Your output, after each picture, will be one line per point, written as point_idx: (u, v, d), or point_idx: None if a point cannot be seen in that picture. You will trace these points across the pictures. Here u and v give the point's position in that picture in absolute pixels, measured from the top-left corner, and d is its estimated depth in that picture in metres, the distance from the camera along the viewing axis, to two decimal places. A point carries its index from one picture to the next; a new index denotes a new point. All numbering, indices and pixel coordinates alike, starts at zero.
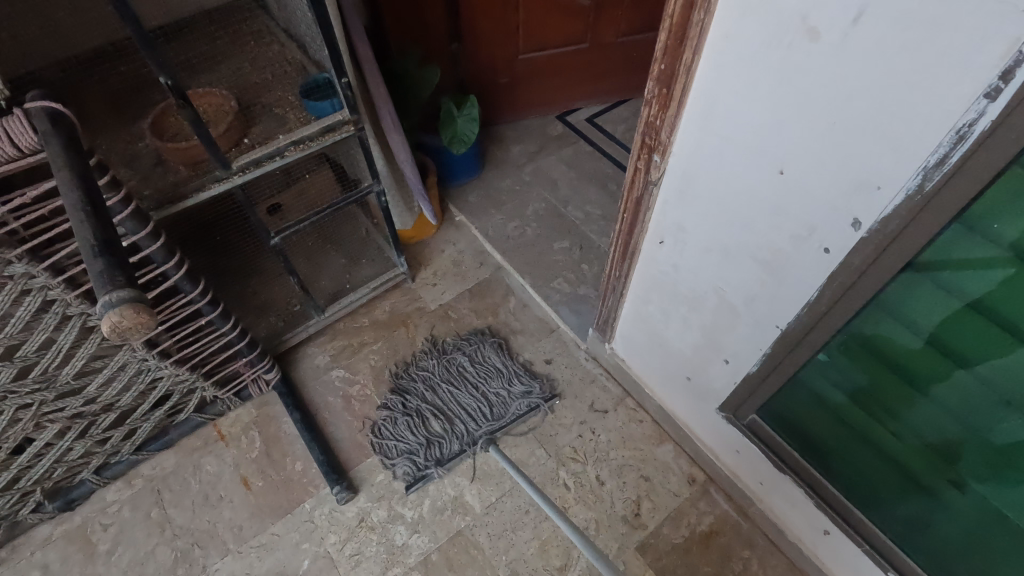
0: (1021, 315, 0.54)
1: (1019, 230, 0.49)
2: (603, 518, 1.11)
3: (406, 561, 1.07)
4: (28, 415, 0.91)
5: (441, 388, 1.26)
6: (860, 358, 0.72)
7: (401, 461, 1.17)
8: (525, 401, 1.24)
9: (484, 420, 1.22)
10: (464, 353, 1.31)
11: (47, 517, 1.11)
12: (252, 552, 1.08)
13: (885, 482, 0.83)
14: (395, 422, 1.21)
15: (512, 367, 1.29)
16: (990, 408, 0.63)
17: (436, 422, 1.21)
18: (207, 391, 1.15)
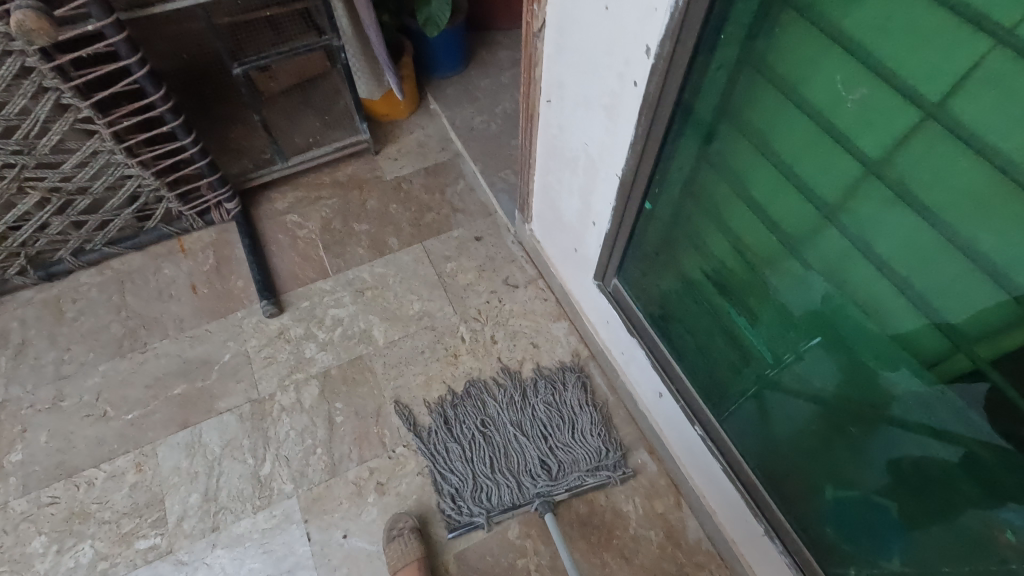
0: (787, 146, 0.65)
1: (780, 59, 0.61)
2: (487, 368, 1.24)
3: (308, 371, 1.23)
4: (12, 176, 1.11)
5: (503, 418, 1.17)
6: (692, 212, 0.84)
7: (446, 501, 1.09)
8: (598, 447, 1.13)
9: (547, 480, 1.10)
10: (548, 384, 1.21)
11: (32, 283, 1.32)
12: (186, 339, 1.27)
13: (707, 349, 0.93)
14: (467, 437, 1.15)
15: (572, 404, 1.18)
16: (775, 250, 0.73)
17: (489, 450, 1.13)
18: (172, 204, 1.32)
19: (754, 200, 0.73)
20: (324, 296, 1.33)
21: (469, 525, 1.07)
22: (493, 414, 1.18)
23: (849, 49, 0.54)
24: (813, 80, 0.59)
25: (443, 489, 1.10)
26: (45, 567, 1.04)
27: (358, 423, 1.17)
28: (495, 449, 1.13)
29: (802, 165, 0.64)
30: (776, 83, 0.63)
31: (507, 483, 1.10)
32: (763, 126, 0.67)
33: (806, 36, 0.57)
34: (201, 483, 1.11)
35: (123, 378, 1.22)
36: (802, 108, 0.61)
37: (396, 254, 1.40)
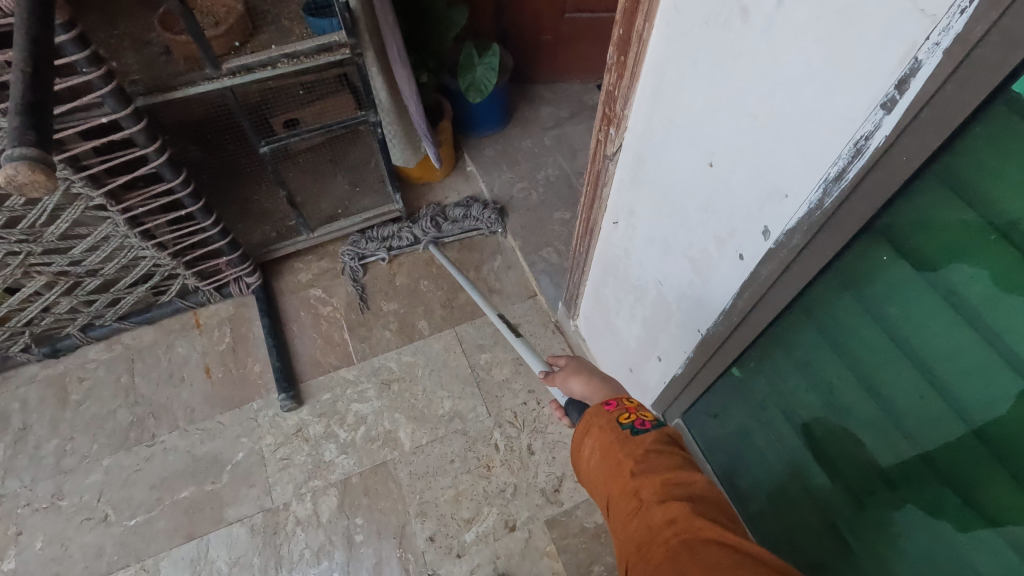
0: (925, 338, 0.49)
1: (924, 237, 0.45)
2: (522, 484, 1.12)
3: (327, 476, 1.13)
4: (15, 261, 1.01)
5: (427, 210, 1.45)
6: (785, 367, 0.68)
7: (351, 249, 1.38)
8: (479, 207, 1.45)
9: (439, 230, 1.43)
10: (458, 206, 1.47)
11: (36, 360, 1.23)
12: (197, 433, 1.17)
13: (798, 518, 0.76)
14: (386, 228, 1.42)
15: (471, 200, 1.47)
16: (896, 448, 0.56)
17: (405, 223, 1.43)
18: (188, 280, 1.22)
19: (873, 383, 0.56)
20: (347, 387, 1.23)
21: (374, 259, 1.39)
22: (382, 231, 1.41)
23: (1022, 244, 0.39)
24: (967, 271, 0.43)
25: (367, 237, 1.40)
26: None
27: (379, 544, 1.06)
28: (387, 227, 1.42)
29: (945, 368, 0.48)
30: (917, 264, 0.47)
31: (409, 235, 1.41)
32: (892, 307, 0.51)
33: (962, 225, 0.42)
34: None
35: (127, 477, 1.13)
36: (952, 301, 0.45)
37: (426, 340, 1.29)
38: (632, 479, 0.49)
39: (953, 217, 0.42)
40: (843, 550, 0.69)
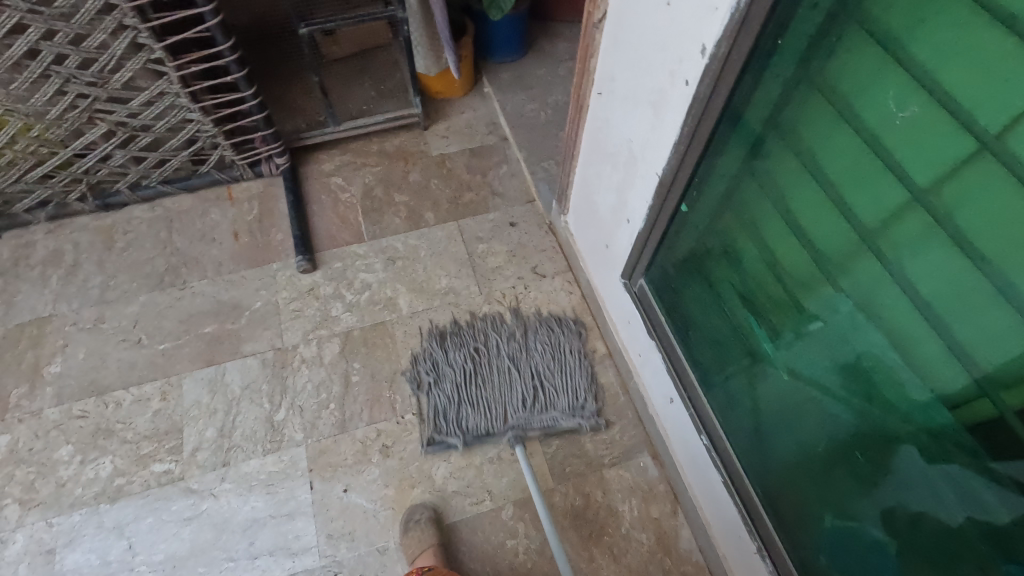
0: (834, 164, 0.63)
1: (838, 71, 0.59)
2: (504, 351, 1.26)
3: (332, 328, 1.27)
4: (83, 105, 1.17)
5: (505, 352, 1.24)
6: (728, 222, 0.82)
7: (430, 419, 1.16)
8: (575, 359, 1.23)
9: (520, 398, 1.17)
10: (532, 327, 1.28)
11: (89, 211, 1.40)
12: (223, 282, 1.33)
13: (727, 361, 0.92)
14: (460, 361, 1.22)
15: (566, 349, 1.24)
16: (807, 271, 0.71)
17: (468, 372, 1.21)
18: (226, 151, 1.37)
19: (794, 216, 0.71)
20: (356, 259, 1.37)
21: (440, 446, 1.14)
22: (438, 360, 1.22)
23: (918, 74, 0.52)
24: (868, 97, 0.57)
25: (440, 409, 1.17)
26: (68, 472, 1.11)
27: (371, 385, 1.21)
28: (447, 386, 1.19)
29: (847, 188, 0.62)
30: (834, 99, 0.61)
31: (480, 414, 1.16)
32: (813, 145, 0.65)
33: (867, 56, 0.56)
34: (219, 418, 1.17)
35: (160, 311, 1.29)
36: (855, 127, 0.59)
37: (431, 229, 1.42)
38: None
39: (864, 49, 0.56)
40: (761, 376, 0.85)
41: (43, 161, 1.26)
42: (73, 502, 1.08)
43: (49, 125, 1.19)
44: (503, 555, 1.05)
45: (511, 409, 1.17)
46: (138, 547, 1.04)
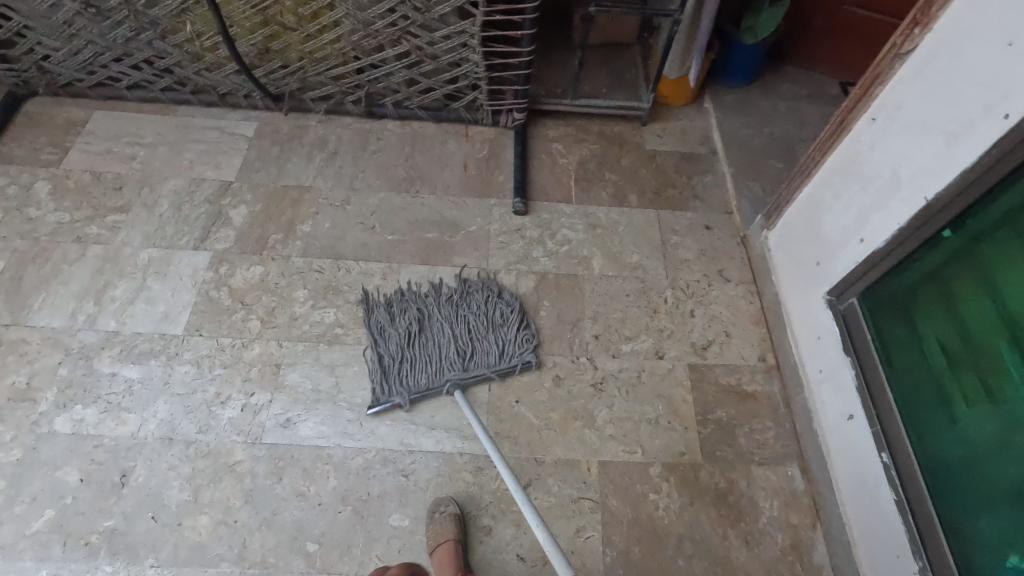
0: None
1: None
2: (678, 333, 1.34)
3: (530, 266, 1.42)
4: (400, 25, 1.41)
5: (452, 330, 1.28)
6: (971, 266, 0.89)
7: (383, 383, 1.20)
8: (518, 337, 1.28)
9: (464, 368, 1.23)
10: (461, 296, 1.33)
11: (355, 114, 1.64)
12: (448, 202, 1.52)
13: (923, 395, 0.97)
14: (421, 383, 1.21)
15: (501, 324, 1.29)
16: None
17: (404, 328, 1.27)
18: (482, 94, 1.58)
19: None
20: (562, 217, 1.51)
21: (389, 403, 1.19)
22: (398, 344, 1.26)
23: None
24: None
25: (388, 379, 1.21)
26: (301, 310, 1.31)
27: (555, 324, 1.33)
28: (393, 352, 1.25)
29: None
30: None
31: (422, 375, 1.22)
32: None
33: None
34: (424, 309, 1.34)
35: (394, 209, 1.49)
36: None
37: (633, 211, 1.54)
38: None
39: None
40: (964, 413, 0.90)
41: (345, 63, 1.51)
42: (300, 335, 1.28)
43: (368, 34, 1.43)
44: (644, 505, 1.13)
45: (453, 383, 1.20)
46: (343, 387, 1.22)
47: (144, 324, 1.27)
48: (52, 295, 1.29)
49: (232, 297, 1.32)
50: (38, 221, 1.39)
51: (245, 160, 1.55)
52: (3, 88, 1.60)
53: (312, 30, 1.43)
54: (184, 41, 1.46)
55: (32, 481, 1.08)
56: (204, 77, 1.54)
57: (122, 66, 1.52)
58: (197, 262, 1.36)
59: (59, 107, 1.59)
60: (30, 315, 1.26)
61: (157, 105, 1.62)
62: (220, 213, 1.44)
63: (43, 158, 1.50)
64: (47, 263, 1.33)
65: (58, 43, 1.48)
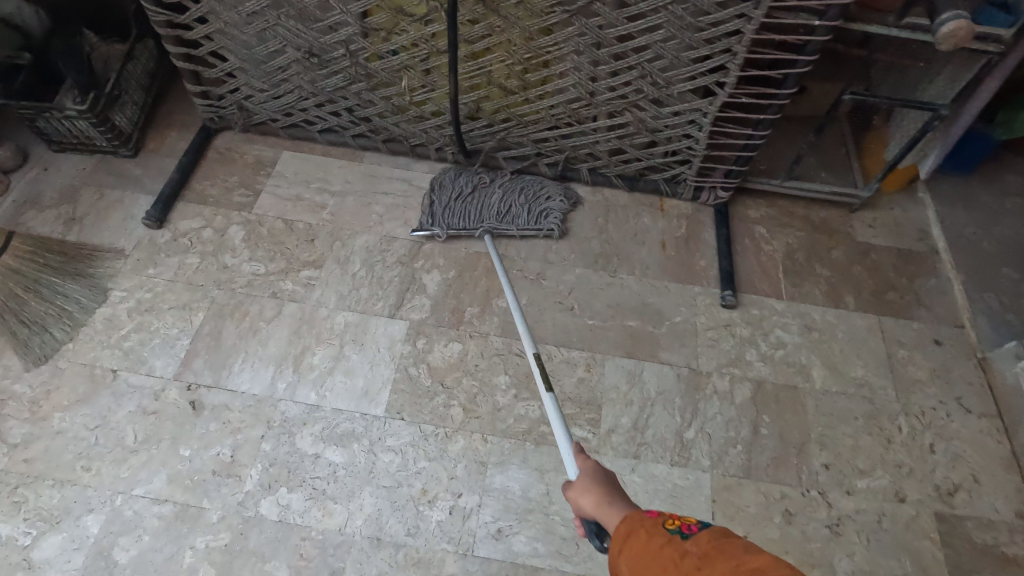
0: None
1: None
2: (919, 472, 1.19)
3: (744, 371, 1.29)
4: (630, 98, 1.31)
5: (490, 181, 1.50)
6: None
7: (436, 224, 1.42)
8: (558, 207, 1.47)
9: (500, 222, 1.43)
10: (512, 177, 1.51)
11: (546, 177, 1.55)
12: (650, 285, 1.41)
13: None
14: (463, 223, 1.43)
15: (548, 207, 1.47)
16: None
17: (472, 211, 1.44)
18: (690, 171, 1.46)
19: None
20: (773, 314, 1.38)
21: (429, 233, 1.42)
22: (445, 184, 1.49)
23: None
24: None
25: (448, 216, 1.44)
26: (504, 400, 1.22)
27: (778, 445, 1.20)
28: (443, 198, 1.47)
29: None
30: None
31: (465, 221, 1.43)
32: None
33: None
34: (633, 410, 1.23)
35: (592, 288, 1.39)
36: None
37: (851, 314, 1.39)
38: (698, 563, 0.62)
39: None
40: None
41: (553, 128, 1.42)
42: (505, 430, 1.18)
43: (589, 103, 1.34)
44: None
45: (486, 228, 1.42)
46: (554, 498, 1.12)
47: (344, 398, 1.20)
48: (252, 357, 1.24)
49: (431, 376, 1.24)
50: (234, 270, 1.35)
51: (434, 219, 1.47)
52: (196, 122, 1.58)
53: (531, 95, 1.35)
54: (393, 94, 1.40)
55: (242, 572, 1.02)
56: (401, 128, 1.48)
57: (322, 113, 1.47)
58: (394, 331, 1.29)
59: (248, 145, 1.56)
60: (231, 376, 1.21)
61: (344, 150, 1.57)
62: (414, 278, 1.37)
63: (235, 201, 1.46)
64: (245, 319, 1.29)
65: (263, 86, 1.43)
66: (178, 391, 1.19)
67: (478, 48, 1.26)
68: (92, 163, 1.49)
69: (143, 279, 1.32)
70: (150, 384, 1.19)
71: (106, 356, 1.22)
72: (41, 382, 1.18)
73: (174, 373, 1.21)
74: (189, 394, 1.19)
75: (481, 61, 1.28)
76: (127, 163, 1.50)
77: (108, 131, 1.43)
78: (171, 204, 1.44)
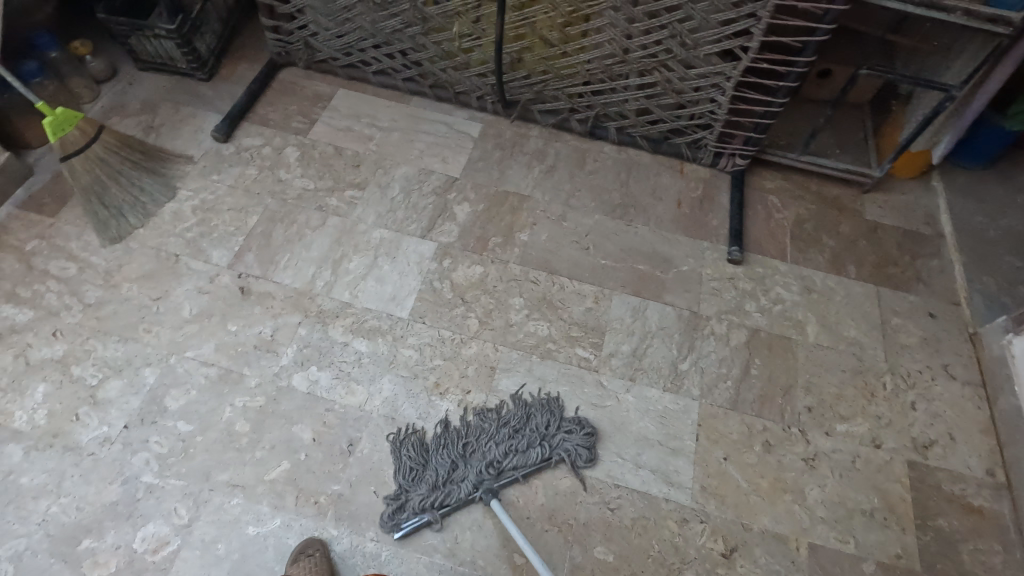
0: None
1: None
2: (897, 424, 1.26)
3: (742, 319, 1.38)
4: (660, 57, 1.42)
5: (479, 445, 1.16)
6: None
7: (418, 507, 1.08)
8: (576, 441, 1.17)
9: (499, 478, 1.12)
10: (548, 254, 1.44)
11: (576, 132, 1.67)
12: (662, 236, 1.51)
13: None
14: (453, 490, 1.10)
15: (558, 429, 1.18)
16: None
17: (437, 457, 1.14)
18: (711, 135, 1.56)
19: None
20: (776, 273, 1.47)
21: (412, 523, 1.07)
22: (419, 446, 1.15)
23: None
24: None
25: (402, 495, 1.10)
26: (516, 318, 1.34)
27: (766, 385, 1.29)
28: (424, 486, 1.11)
29: None
30: None
31: (458, 493, 1.10)
32: None
33: None
34: (634, 341, 1.33)
35: (608, 234, 1.50)
36: None
37: (850, 281, 1.47)
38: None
39: None
40: None
41: (587, 84, 1.55)
42: (514, 343, 1.30)
43: (623, 61, 1.45)
44: None
45: (486, 490, 1.10)
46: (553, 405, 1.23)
47: (374, 301, 1.33)
48: (296, 257, 1.38)
49: (453, 291, 1.36)
50: (287, 184, 1.50)
51: (469, 159, 1.60)
52: (265, 56, 1.75)
53: (569, 49, 1.47)
54: (444, 40, 1.54)
55: (271, 430, 1.15)
56: (448, 74, 1.61)
57: (378, 53, 1.61)
58: (423, 250, 1.42)
59: (309, 80, 1.71)
60: (276, 271, 1.36)
61: (394, 92, 1.71)
62: (446, 207, 1.50)
63: (293, 126, 1.62)
64: (293, 225, 1.43)
65: (329, 24, 1.59)
66: (230, 278, 1.34)
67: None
68: (172, 81, 1.67)
69: (207, 183, 1.48)
70: (206, 270, 1.34)
71: (170, 242, 1.38)
72: (114, 257, 1.34)
73: (227, 263, 1.36)
74: (239, 282, 1.33)
75: (527, 12, 1.41)
76: (201, 85, 1.67)
77: (189, 52, 1.60)
78: (236, 123, 1.60)
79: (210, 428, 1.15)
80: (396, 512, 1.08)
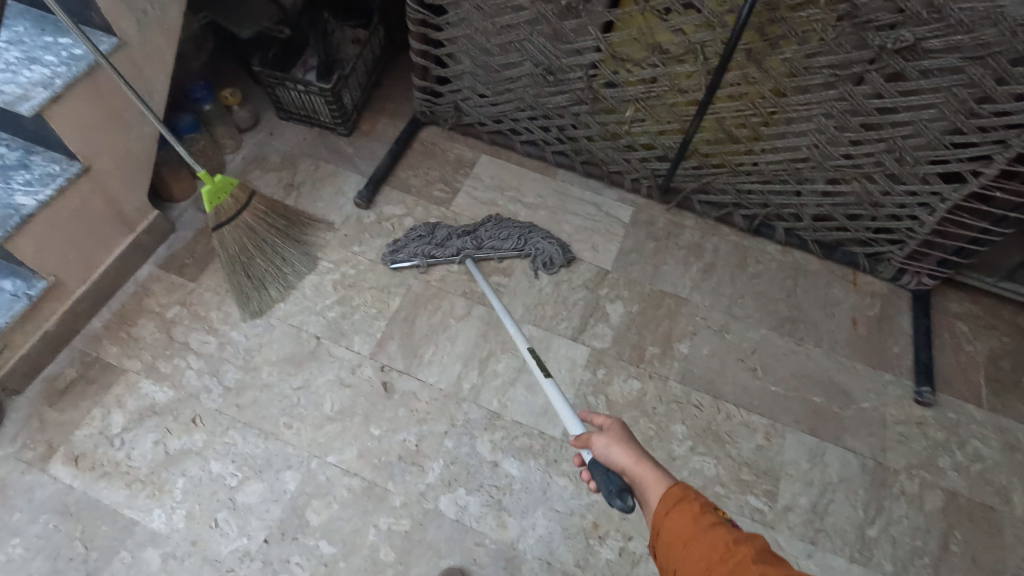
0: None
1: None
2: None
3: (935, 477, 1.21)
4: (866, 169, 1.25)
5: (477, 232, 1.41)
6: None
7: (417, 253, 1.37)
8: (550, 249, 1.40)
9: (481, 250, 1.38)
10: (710, 374, 1.30)
11: (738, 227, 1.51)
12: (837, 362, 1.35)
13: None
14: (443, 251, 1.38)
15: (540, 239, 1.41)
16: None
17: (446, 236, 1.39)
18: (901, 251, 1.38)
19: None
20: (971, 422, 1.29)
21: (404, 262, 1.37)
22: (432, 233, 1.40)
23: None
24: None
25: (404, 243, 1.39)
26: (679, 451, 1.20)
27: (970, 568, 1.12)
28: (428, 246, 1.38)
29: None
30: None
31: (445, 250, 1.38)
32: None
33: None
34: (812, 492, 1.18)
35: (777, 355, 1.35)
36: None
37: None
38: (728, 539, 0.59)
39: None
40: None
41: (767, 183, 1.39)
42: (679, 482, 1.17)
43: (818, 167, 1.29)
44: None
45: (467, 254, 1.38)
46: None
47: (524, 413, 1.22)
48: (441, 351, 1.28)
49: (610, 409, 1.24)
50: (431, 263, 1.40)
51: (622, 250, 1.47)
52: (406, 112, 1.66)
53: (757, 148, 1.32)
54: (613, 121, 1.41)
55: (419, 563, 1.05)
56: (607, 154, 1.49)
57: (534, 125, 1.50)
58: (575, 355, 1.30)
59: (451, 143, 1.61)
60: (420, 367, 1.26)
61: (540, 163, 1.59)
62: (598, 305, 1.38)
63: (435, 194, 1.52)
64: (437, 313, 1.33)
65: (486, 91, 1.48)
66: (373, 370, 1.24)
67: (723, 95, 1.24)
68: (312, 134, 1.59)
69: (349, 255, 1.40)
70: (348, 358, 1.25)
71: (311, 322, 1.29)
72: (255, 335, 1.27)
73: (369, 352, 1.27)
74: (382, 376, 1.24)
75: (720, 107, 1.26)
76: (341, 140, 1.59)
77: (337, 108, 1.51)
78: (379, 188, 1.50)
79: (355, 553, 1.05)
80: (393, 247, 1.38)
